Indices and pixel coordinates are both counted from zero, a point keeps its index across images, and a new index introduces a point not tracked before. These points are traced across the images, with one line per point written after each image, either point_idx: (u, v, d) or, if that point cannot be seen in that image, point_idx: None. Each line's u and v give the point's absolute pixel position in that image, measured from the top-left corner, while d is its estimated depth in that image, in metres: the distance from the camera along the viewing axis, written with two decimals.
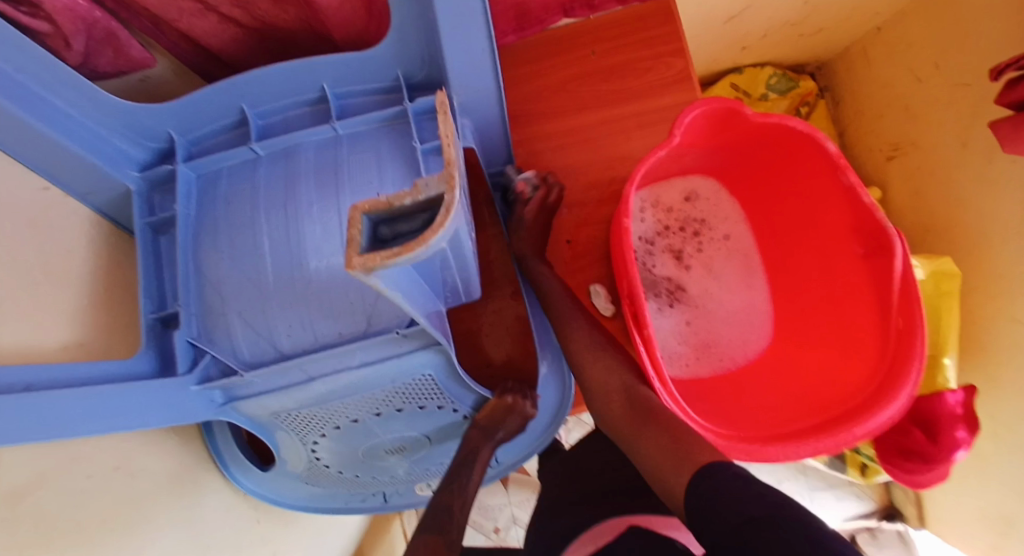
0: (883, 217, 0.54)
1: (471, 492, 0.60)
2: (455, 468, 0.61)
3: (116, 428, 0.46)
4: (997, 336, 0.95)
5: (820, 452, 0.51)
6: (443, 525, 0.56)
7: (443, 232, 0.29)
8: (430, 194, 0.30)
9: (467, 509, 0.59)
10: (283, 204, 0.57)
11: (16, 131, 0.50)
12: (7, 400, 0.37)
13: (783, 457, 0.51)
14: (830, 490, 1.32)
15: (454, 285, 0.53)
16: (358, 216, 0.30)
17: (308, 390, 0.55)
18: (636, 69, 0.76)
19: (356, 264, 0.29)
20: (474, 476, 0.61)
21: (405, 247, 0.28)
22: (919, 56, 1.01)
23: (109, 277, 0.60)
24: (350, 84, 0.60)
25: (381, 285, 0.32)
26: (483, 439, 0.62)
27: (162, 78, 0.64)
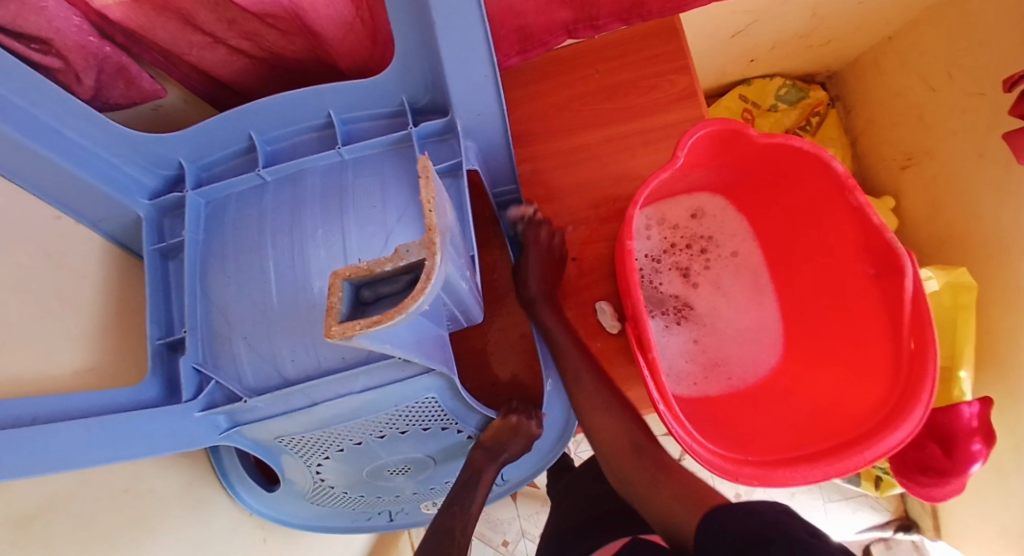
0: (892, 238, 0.53)
1: (475, 513, 0.61)
2: (459, 488, 0.62)
3: (127, 457, 0.45)
4: (1015, 348, 0.93)
5: (830, 477, 0.50)
6: (445, 546, 0.56)
7: (422, 298, 0.30)
8: (410, 260, 0.31)
9: (470, 530, 0.59)
10: (290, 230, 0.58)
11: (29, 163, 0.52)
12: (17, 432, 0.37)
13: (793, 483, 0.50)
14: (845, 501, 1.31)
15: (455, 311, 0.52)
16: (340, 283, 0.31)
17: (311, 415, 0.55)
18: (641, 87, 0.76)
19: (336, 330, 0.30)
20: (479, 496, 0.61)
21: (384, 315, 0.29)
22: (933, 65, 0.99)
23: (119, 301, 0.61)
24: (356, 110, 0.61)
25: (366, 344, 0.33)
26: (487, 461, 0.63)
27: (173, 107, 0.65)
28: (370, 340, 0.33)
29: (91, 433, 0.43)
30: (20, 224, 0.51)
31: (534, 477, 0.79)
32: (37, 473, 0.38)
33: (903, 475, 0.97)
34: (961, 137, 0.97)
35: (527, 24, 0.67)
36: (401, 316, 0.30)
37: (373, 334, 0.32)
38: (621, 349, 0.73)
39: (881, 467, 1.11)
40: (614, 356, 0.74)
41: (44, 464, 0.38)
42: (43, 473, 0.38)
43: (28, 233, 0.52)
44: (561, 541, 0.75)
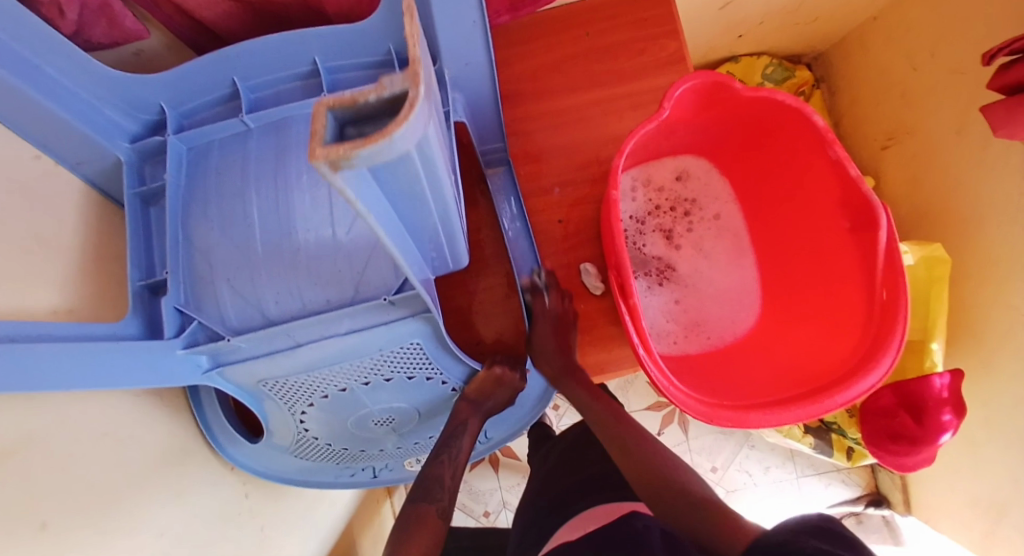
0: (868, 190, 0.54)
1: (463, 458, 0.62)
2: (449, 435, 0.63)
3: (107, 386, 0.45)
4: (990, 323, 0.96)
5: (801, 419, 0.52)
6: (433, 493, 0.59)
7: (409, 127, 0.25)
8: (394, 90, 0.25)
9: (458, 476, 0.61)
10: (273, 176, 0.57)
11: (9, 98, 0.50)
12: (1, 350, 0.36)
13: (765, 424, 0.52)
14: (818, 475, 1.34)
15: (442, 252, 0.50)
16: (322, 111, 0.25)
17: (295, 356, 0.55)
18: (630, 51, 0.76)
19: (319, 158, 0.24)
20: (469, 440, 0.63)
21: (368, 139, 0.24)
22: (916, 42, 1.01)
23: (99, 246, 0.60)
24: (341, 58, 0.60)
25: (355, 200, 0.28)
26: (476, 409, 0.64)
27: (154, 52, 0.63)
28: (356, 190, 0.27)
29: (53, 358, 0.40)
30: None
31: (516, 433, 0.81)
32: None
33: (875, 445, 1.04)
34: (945, 115, 0.99)
35: None
36: (388, 142, 0.24)
37: (357, 176, 0.26)
38: (605, 310, 0.74)
39: (853, 438, 1.15)
40: (597, 317, 0.75)
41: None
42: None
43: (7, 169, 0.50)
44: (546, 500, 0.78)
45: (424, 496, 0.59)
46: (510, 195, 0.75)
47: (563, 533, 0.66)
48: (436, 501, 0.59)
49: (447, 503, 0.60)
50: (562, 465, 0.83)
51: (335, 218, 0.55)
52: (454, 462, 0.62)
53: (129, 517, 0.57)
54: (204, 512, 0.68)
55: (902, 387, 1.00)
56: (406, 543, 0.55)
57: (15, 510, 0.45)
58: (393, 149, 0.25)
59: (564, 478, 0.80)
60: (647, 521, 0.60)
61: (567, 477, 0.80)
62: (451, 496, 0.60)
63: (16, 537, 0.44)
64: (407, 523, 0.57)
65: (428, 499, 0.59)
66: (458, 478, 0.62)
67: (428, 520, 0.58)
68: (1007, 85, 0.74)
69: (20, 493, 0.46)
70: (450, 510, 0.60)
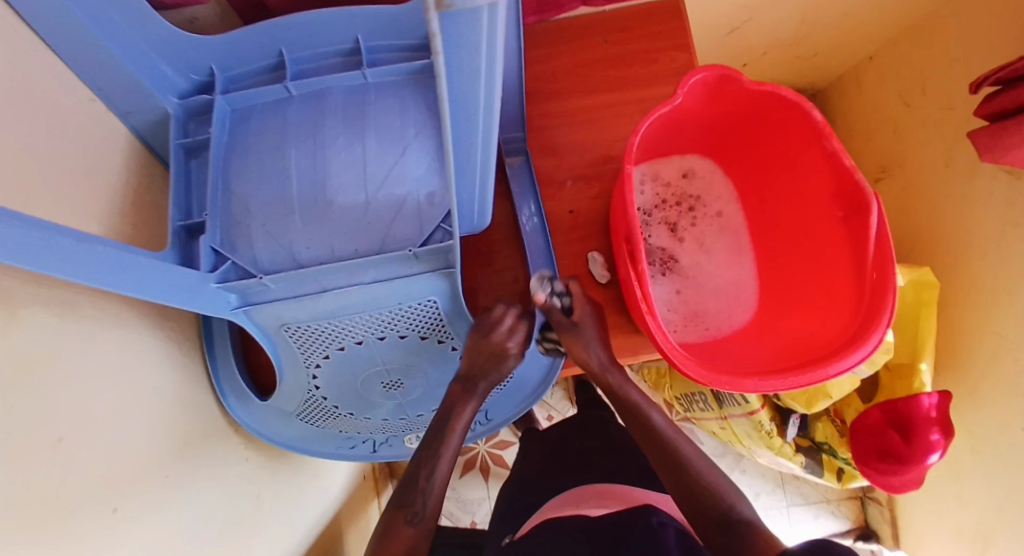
0: (860, 178, 0.59)
1: (446, 459, 0.64)
2: (434, 439, 0.64)
3: (172, 302, 0.50)
4: (972, 349, 0.98)
5: (793, 387, 0.55)
6: (408, 500, 0.63)
7: None
8: None
9: (433, 479, 0.63)
10: (312, 136, 0.62)
11: (77, 40, 0.54)
12: (108, 246, 0.42)
13: (758, 389, 0.55)
14: (807, 506, 1.35)
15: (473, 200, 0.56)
16: None
17: (320, 302, 0.58)
18: (644, 59, 0.82)
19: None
20: (455, 442, 0.65)
21: None
22: (909, 81, 1.08)
23: (140, 192, 0.64)
24: (382, 39, 0.64)
25: (434, 53, 0.24)
26: (464, 412, 0.65)
27: (209, 20, 0.67)
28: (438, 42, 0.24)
29: (55, 246, 0.37)
30: (54, 92, 0.53)
31: (516, 416, 0.82)
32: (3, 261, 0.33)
33: (864, 464, 1.03)
34: (934, 149, 1.05)
35: None
36: None
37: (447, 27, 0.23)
38: (609, 298, 0.78)
39: (843, 459, 1.13)
40: (601, 305, 0.78)
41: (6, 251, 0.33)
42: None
43: (62, 103, 0.54)
44: (536, 485, 0.78)
45: (400, 505, 0.63)
46: (530, 203, 0.78)
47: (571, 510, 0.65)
48: (410, 507, 0.62)
49: (419, 510, 0.62)
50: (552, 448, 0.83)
51: (368, 179, 0.59)
52: (434, 467, 0.63)
53: (139, 452, 0.57)
54: (207, 465, 0.68)
55: (891, 405, 1.01)
56: (383, 553, 0.60)
57: (40, 418, 0.46)
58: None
59: (554, 460, 0.80)
60: (661, 517, 0.59)
61: (557, 459, 0.80)
62: (429, 502, 0.63)
63: (37, 446, 0.45)
64: (384, 532, 0.61)
65: (405, 510, 0.62)
66: (437, 480, 0.63)
67: (403, 533, 0.61)
68: (990, 113, 0.80)
69: (47, 403, 0.47)
70: (424, 514, 0.62)
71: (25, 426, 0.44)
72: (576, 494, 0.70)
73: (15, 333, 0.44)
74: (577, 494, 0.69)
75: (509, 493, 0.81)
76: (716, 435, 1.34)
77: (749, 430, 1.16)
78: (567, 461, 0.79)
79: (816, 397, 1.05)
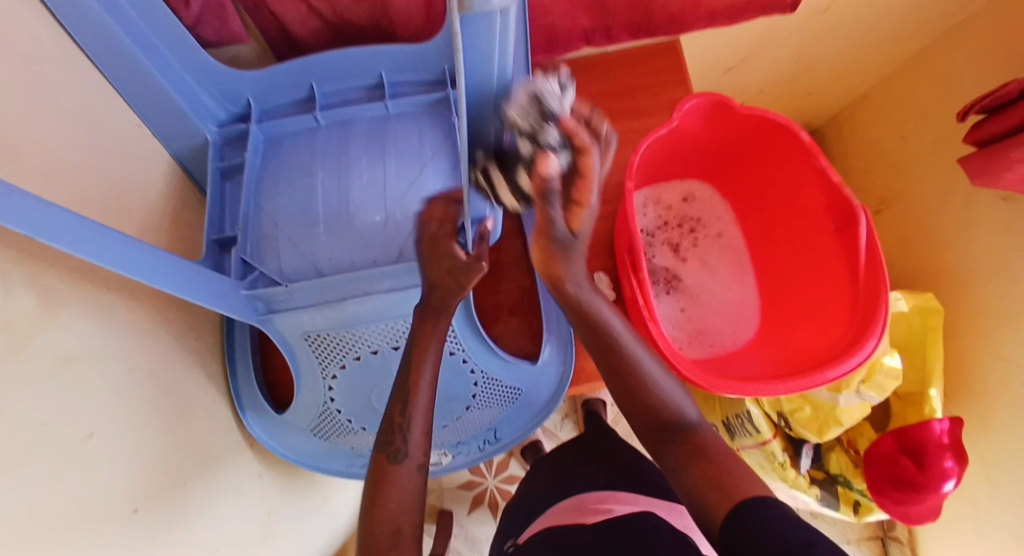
0: (848, 194, 0.63)
1: (425, 390, 0.56)
2: (403, 375, 0.57)
3: (189, 294, 0.51)
4: (981, 375, 0.98)
5: (794, 389, 0.57)
6: (386, 441, 0.54)
7: None
8: None
9: (411, 412, 0.55)
10: (337, 160, 0.67)
11: (128, 67, 0.61)
12: (119, 237, 0.43)
13: (760, 391, 0.57)
14: None
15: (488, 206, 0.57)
16: None
17: (340, 309, 0.63)
18: (644, 94, 0.88)
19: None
20: (427, 375, 0.57)
21: None
22: (902, 117, 1.10)
23: (175, 211, 0.68)
24: (403, 74, 0.70)
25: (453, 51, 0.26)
26: (432, 339, 0.58)
27: (247, 59, 0.74)
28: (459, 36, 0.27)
29: (85, 232, 0.40)
30: (103, 118, 0.59)
31: (526, 436, 0.82)
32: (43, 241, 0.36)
33: (880, 494, 1.00)
34: (932, 185, 1.05)
35: (553, 24, 0.78)
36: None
37: None
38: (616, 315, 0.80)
39: (859, 490, 1.10)
40: None
41: (35, 230, 0.35)
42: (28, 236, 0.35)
43: (110, 128, 0.59)
44: (542, 500, 0.77)
45: (381, 449, 0.53)
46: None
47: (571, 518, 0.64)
48: (391, 447, 0.53)
49: (402, 446, 0.53)
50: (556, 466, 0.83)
51: (387, 197, 0.65)
52: (408, 403, 0.55)
53: (158, 457, 0.59)
54: (220, 477, 0.69)
55: (902, 432, 1.00)
56: (372, 516, 0.49)
57: (71, 413, 0.48)
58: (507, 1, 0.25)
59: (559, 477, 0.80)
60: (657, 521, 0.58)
61: (564, 475, 0.79)
62: (412, 437, 0.54)
63: (66, 441, 0.47)
64: (372, 484, 0.52)
65: (387, 451, 0.53)
66: (416, 410, 0.55)
67: (396, 476, 0.52)
68: (980, 140, 0.84)
69: (78, 400, 0.49)
70: (408, 450, 0.53)
71: (60, 419, 0.47)
72: (576, 501, 0.69)
73: (56, 330, 0.47)
74: (579, 501, 0.69)
75: (514, 511, 0.81)
76: None
77: (762, 461, 1.12)
78: (571, 476, 0.78)
79: (827, 422, 1.04)
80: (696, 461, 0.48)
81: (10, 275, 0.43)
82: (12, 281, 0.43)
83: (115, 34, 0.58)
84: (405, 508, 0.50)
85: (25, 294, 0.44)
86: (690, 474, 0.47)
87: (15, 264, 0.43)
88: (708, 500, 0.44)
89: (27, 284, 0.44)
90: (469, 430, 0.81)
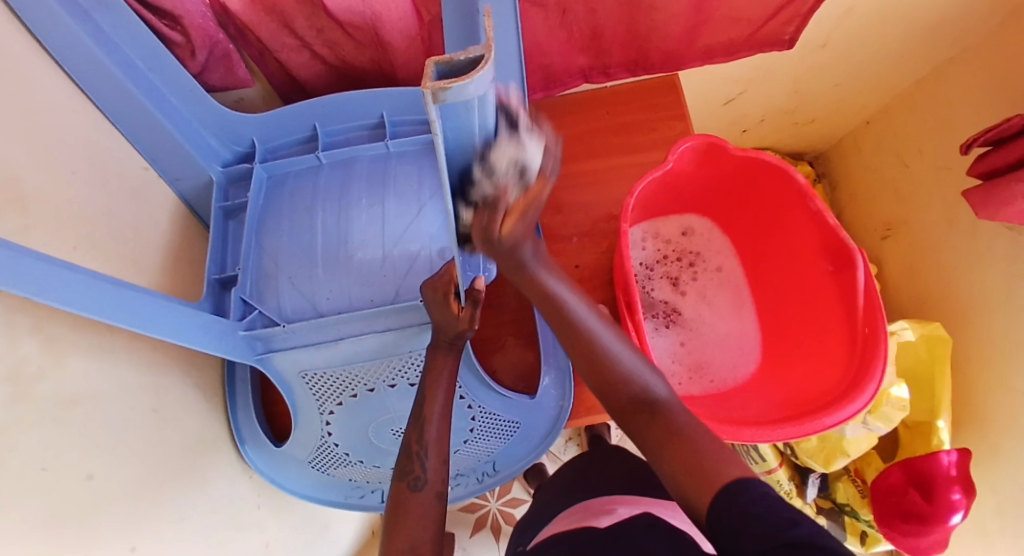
0: (844, 235, 0.64)
1: (438, 420, 0.56)
2: (419, 405, 0.57)
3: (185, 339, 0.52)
4: (990, 405, 0.96)
5: (790, 436, 0.57)
6: (404, 468, 0.53)
7: (485, 77, 0.24)
8: (474, 53, 0.24)
9: (428, 440, 0.54)
10: (338, 200, 0.68)
11: (139, 116, 0.63)
12: (114, 288, 0.44)
13: (755, 437, 0.57)
14: None
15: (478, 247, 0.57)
16: (429, 66, 0.24)
17: (337, 348, 0.64)
18: (643, 129, 0.89)
19: (427, 94, 0.23)
20: (440, 404, 0.57)
21: (463, 77, 0.23)
22: (904, 145, 1.09)
23: (179, 248, 0.70)
24: (404, 114, 0.72)
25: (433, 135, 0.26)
26: (443, 373, 0.59)
27: (253, 101, 0.76)
28: (438, 124, 0.26)
29: (83, 286, 0.41)
30: (111, 162, 0.61)
31: (524, 468, 0.82)
32: (36, 298, 0.37)
33: (887, 525, 0.99)
34: (935, 212, 1.04)
35: (551, 64, 0.80)
36: (472, 81, 0.23)
37: (445, 118, 0.26)
38: None
39: (866, 521, 1.08)
40: None
41: (25, 286, 0.36)
42: (18, 295, 0.36)
43: (117, 172, 0.61)
44: (543, 513, 0.77)
45: (400, 477, 0.52)
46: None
47: (573, 523, 0.62)
48: (411, 475, 0.52)
49: (420, 474, 0.52)
50: (561, 482, 0.81)
51: (385, 236, 0.66)
52: (424, 430, 0.55)
53: (156, 493, 0.59)
54: (220, 510, 0.70)
55: (911, 464, 0.98)
56: (391, 542, 0.47)
57: (69, 453, 0.49)
58: (480, 90, 0.25)
59: (565, 491, 0.78)
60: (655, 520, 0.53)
61: (571, 487, 0.78)
62: (431, 465, 0.53)
63: (65, 481, 0.48)
64: (391, 513, 0.50)
65: (406, 480, 0.52)
66: (433, 439, 0.55)
67: (415, 504, 0.50)
68: (982, 172, 0.83)
69: (78, 439, 0.50)
70: (424, 480, 0.52)
71: (60, 460, 0.48)
72: (581, 506, 0.69)
73: (60, 374, 0.49)
74: (584, 506, 0.68)
75: (522, 526, 0.79)
76: None
77: None
78: (580, 485, 0.77)
79: (833, 453, 1.02)
80: (665, 438, 0.47)
81: (14, 324, 0.44)
82: (15, 329, 0.44)
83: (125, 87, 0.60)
84: (424, 535, 0.48)
85: (30, 341, 0.46)
86: (662, 456, 0.46)
87: (20, 313, 0.45)
88: (693, 492, 0.42)
89: (32, 332, 0.46)
90: (467, 463, 0.81)
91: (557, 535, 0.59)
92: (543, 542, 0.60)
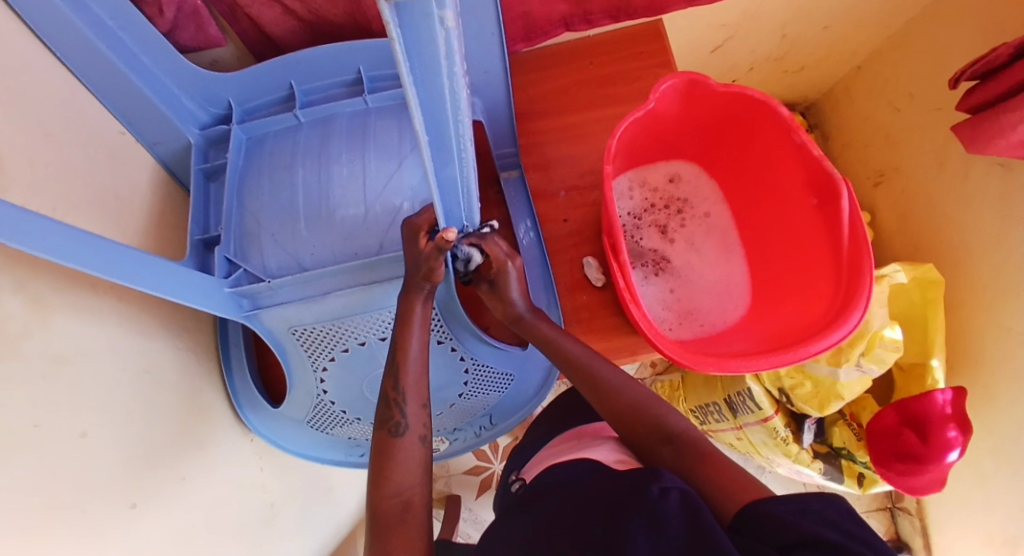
0: (830, 167, 0.63)
1: (415, 367, 0.55)
2: (393, 352, 0.56)
3: (173, 294, 0.53)
4: (982, 345, 0.95)
5: (776, 365, 0.58)
6: (383, 416, 0.53)
7: None
8: None
9: (404, 387, 0.54)
10: (318, 157, 0.68)
11: (109, 76, 0.62)
12: (97, 243, 0.44)
13: (742, 368, 0.58)
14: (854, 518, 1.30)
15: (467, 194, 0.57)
16: None
17: (325, 303, 0.64)
18: (629, 78, 0.87)
19: None
20: (413, 350, 0.56)
21: None
22: (896, 89, 1.07)
23: (160, 213, 0.69)
24: (381, 68, 0.70)
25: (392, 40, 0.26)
26: (413, 321, 0.57)
27: (227, 61, 0.75)
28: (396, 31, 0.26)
29: (70, 239, 0.41)
30: (87, 126, 0.60)
31: (520, 420, 0.83)
32: (13, 244, 0.36)
33: (883, 466, 0.98)
34: (926, 154, 1.03)
35: (531, 12, 0.78)
36: None
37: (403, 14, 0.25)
38: (604, 299, 0.79)
39: (863, 463, 1.05)
40: (598, 308, 0.79)
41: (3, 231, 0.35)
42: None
43: (94, 134, 0.61)
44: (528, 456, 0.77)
45: (381, 424, 0.53)
46: (526, 218, 0.81)
47: (568, 452, 0.63)
48: (391, 421, 0.53)
49: (401, 420, 0.53)
50: (550, 421, 0.78)
51: (366, 192, 0.66)
52: (400, 375, 0.55)
53: (154, 454, 0.60)
54: (220, 469, 0.71)
55: (904, 405, 0.98)
56: (379, 492, 0.49)
57: (59, 409, 0.49)
58: None
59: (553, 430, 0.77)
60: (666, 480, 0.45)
61: (569, 418, 0.77)
62: (411, 411, 0.53)
63: (56, 436, 0.48)
64: (378, 458, 0.51)
65: (387, 426, 0.53)
66: (410, 385, 0.54)
67: (400, 449, 0.52)
68: (972, 106, 0.81)
69: (69, 396, 0.50)
70: (401, 426, 0.52)
71: (53, 417, 0.48)
72: (576, 433, 0.70)
73: (47, 332, 0.49)
74: (578, 432, 0.70)
75: (517, 455, 0.79)
76: (733, 447, 1.27)
77: (766, 439, 1.11)
78: (576, 415, 0.76)
79: (828, 398, 0.99)
80: (697, 459, 0.52)
81: None
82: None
83: (95, 46, 0.59)
84: (410, 479, 0.50)
85: (15, 300, 0.46)
86: (695, 471, 0.51)
87: (6, 272, 0.45)
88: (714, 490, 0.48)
89: (16, 292, 0.46)
90: (463, 418, 0.82)
91: (553, 467, 0.61)
92: (539, 475, 0.62)
